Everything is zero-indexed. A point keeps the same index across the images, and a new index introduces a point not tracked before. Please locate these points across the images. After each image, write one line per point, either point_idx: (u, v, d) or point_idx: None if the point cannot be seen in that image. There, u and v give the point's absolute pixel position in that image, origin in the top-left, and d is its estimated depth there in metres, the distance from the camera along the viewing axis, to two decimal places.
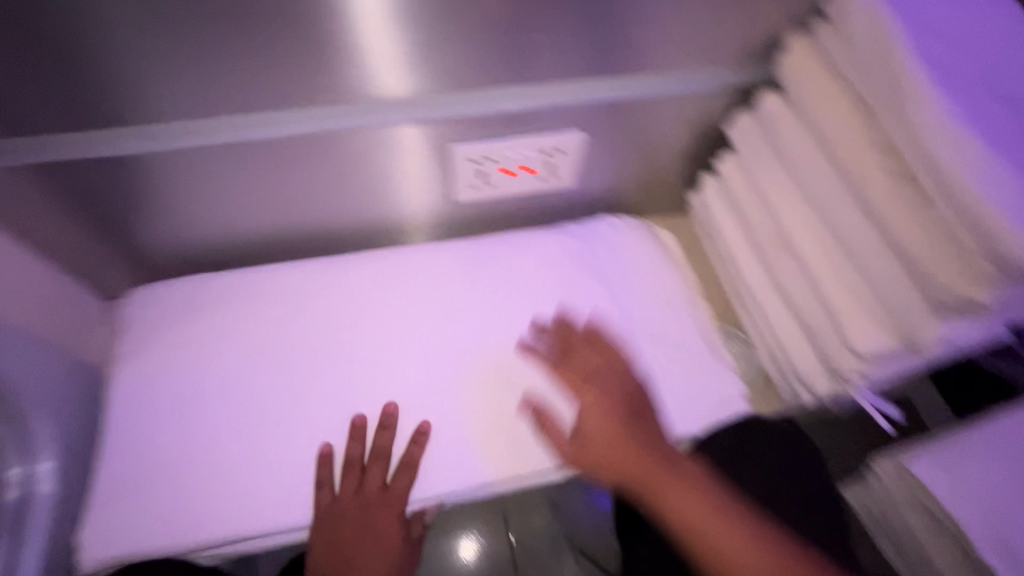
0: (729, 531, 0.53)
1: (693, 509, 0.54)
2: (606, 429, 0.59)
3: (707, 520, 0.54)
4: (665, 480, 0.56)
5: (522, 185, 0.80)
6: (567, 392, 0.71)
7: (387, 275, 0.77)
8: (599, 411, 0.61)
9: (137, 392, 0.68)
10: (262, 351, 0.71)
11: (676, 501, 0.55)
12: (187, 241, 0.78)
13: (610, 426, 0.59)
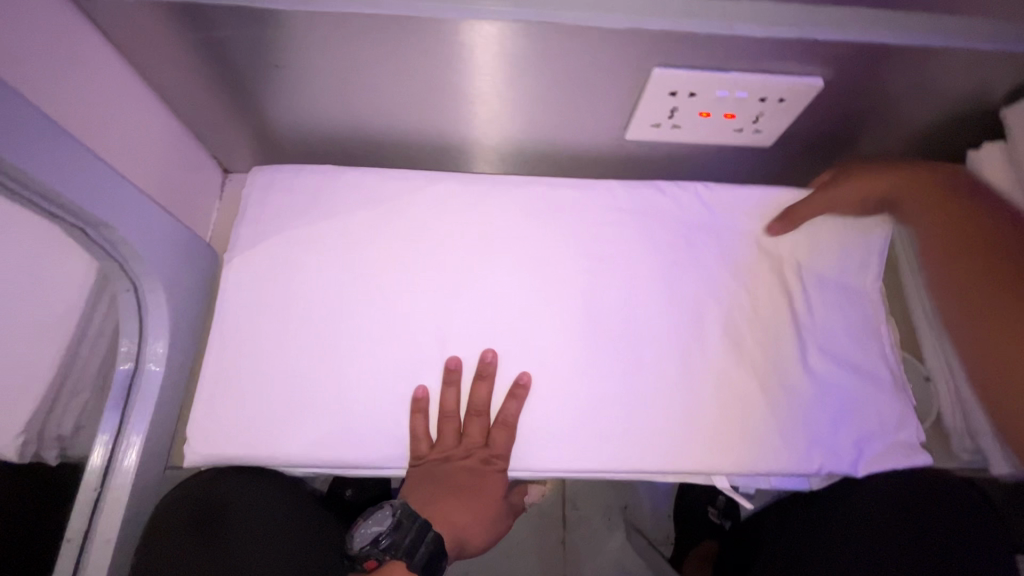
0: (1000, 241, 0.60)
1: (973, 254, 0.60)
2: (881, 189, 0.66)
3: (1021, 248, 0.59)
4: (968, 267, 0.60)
5: (710, 136, 0.66)
6: (701, 374, 0.62)
7: (532, 211, 0.68)
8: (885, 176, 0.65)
9: (249, 283, 0.61)
10: (391, 265, 0.63)
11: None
12: (316, 127, 0.69)
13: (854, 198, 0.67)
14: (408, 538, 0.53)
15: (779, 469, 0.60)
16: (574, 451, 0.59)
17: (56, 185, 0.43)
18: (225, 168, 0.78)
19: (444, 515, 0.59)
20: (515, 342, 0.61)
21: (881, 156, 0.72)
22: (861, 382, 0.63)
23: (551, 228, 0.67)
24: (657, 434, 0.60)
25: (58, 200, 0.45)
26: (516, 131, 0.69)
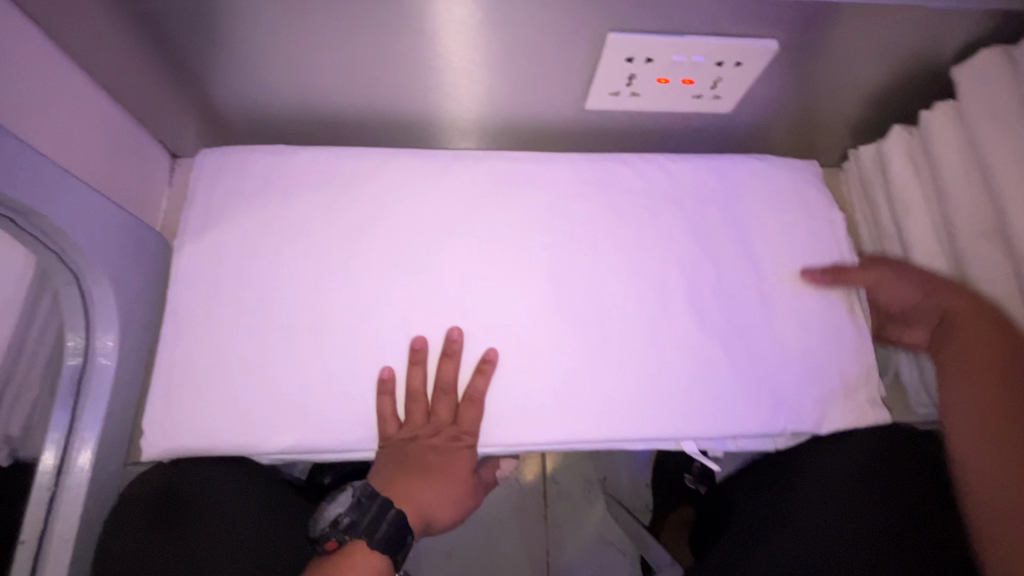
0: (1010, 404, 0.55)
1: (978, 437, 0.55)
2: (919, 299, 0.62)
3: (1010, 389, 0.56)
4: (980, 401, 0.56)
5: (669, 103, 0.65)
6: (666, 342, 0.63)
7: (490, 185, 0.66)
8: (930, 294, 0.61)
9: (202, 271, 0.59)
10: (349, 246, 0.61)
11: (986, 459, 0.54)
12: (265, 106, 0.67)
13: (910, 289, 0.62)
14: (368, 518, 0.53)
15: (743, 430, 0.61)
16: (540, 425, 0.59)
17: None
18: (173, 154, 0.74)
19: (408, 493, 0.58)
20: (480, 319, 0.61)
21: (838, 120, 0.73)
22: (821, 343, 0.65)
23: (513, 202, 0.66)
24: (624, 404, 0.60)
25: None
26: (475, 105, 0.68)
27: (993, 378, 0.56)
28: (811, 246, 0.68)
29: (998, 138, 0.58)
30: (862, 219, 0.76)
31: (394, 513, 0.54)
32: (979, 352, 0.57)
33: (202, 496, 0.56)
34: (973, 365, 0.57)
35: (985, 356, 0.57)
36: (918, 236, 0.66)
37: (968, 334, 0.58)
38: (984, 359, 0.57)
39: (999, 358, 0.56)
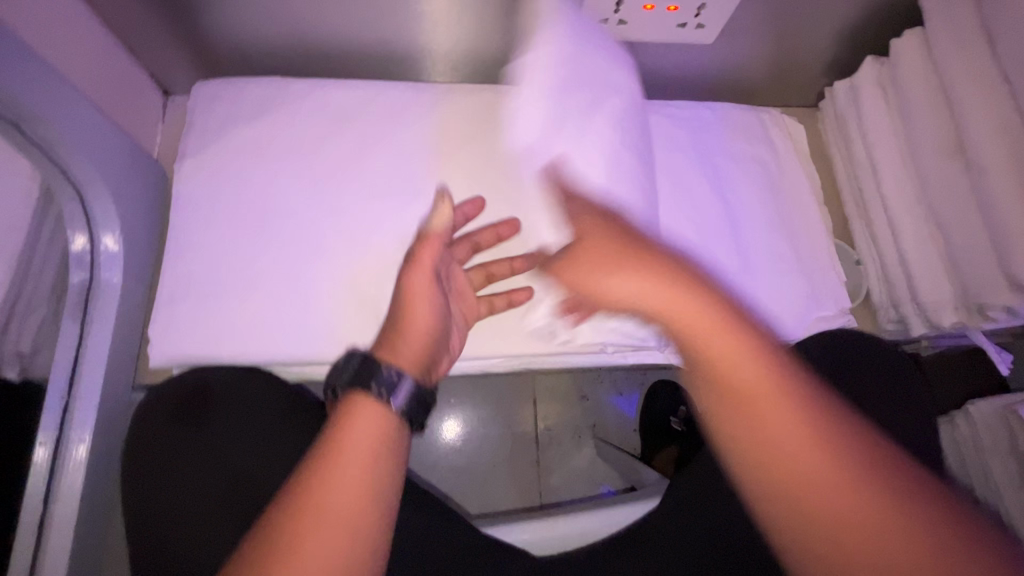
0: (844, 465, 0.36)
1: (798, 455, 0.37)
2: (816, 437, 0.37)
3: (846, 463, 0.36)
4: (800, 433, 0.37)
5: (656, 31, 0.67)
6: None
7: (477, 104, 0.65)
8: (781, 397, 0.38)
9: (202, 194, 0.60)
10: (346, 171, 0.63)
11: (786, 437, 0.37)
12: (256, 37, 0.67)
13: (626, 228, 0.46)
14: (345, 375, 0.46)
15: None
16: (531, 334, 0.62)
17: None
18: (165, 90, 0.74)
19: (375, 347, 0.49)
20: (473, 235, 0.62)
21: (815, 54, 0.76)
22: (790, 261, 0.70)
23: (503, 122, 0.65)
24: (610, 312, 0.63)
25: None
26: (467, 37, 0.69)
27: (825, 494, 0.36)
28: (773, 177, 0.75)
29: (953, 57, 0.61)
30: (836, 150, 0.80)
31: (375, 364, 0.44)
32: (791, 421, 0.37)
33: (218, 400, 0.58)
34: (796, 463, 0.37)
35: (801, 419, 0.37)
36: (886, 160, 0.70)
37: (786, 466, 0.37)
38: (814, 462, 0.36)
39: (810, 441, 0.37)
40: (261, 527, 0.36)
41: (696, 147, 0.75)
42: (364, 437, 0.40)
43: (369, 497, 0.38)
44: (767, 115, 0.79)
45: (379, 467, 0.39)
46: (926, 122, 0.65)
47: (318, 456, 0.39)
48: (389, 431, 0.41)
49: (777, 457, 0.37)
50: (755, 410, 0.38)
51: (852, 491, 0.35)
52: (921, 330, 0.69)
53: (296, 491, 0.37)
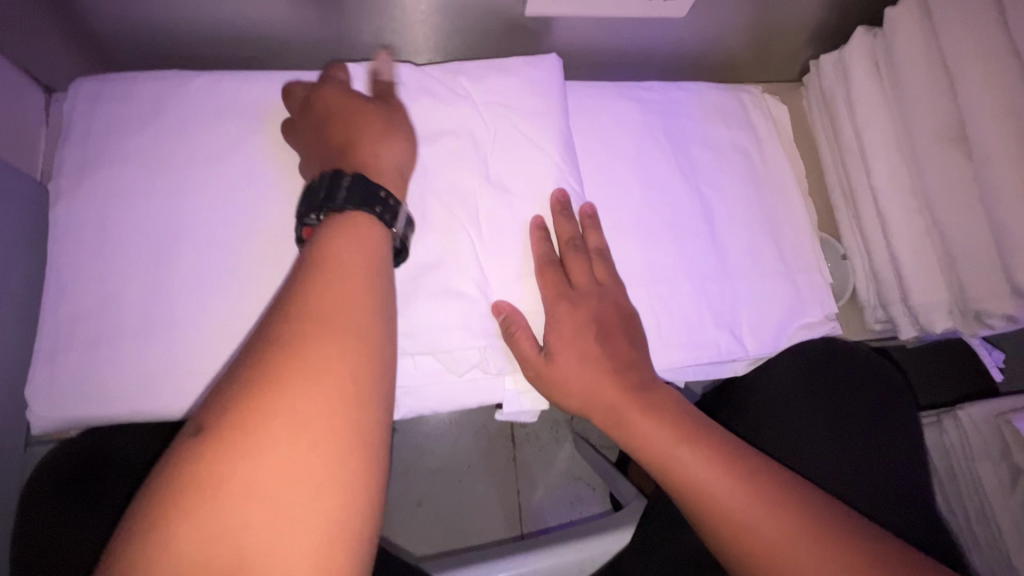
0: (763, 512, 0.46)
1: (764, 524, 0.45)
2: (728, 491, 0.47)
3: (764, 509, 0.46)
4: (756, 505, 0.46)
5: (620, 4, 0.58)
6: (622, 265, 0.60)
7: (398, 87, 0.55)
8: (699, 465, 0.48)
9: (88, 221, 0.51)
10: (260, 184, 0.54)
11: (740, 514, 0.46)
12: (145, 20, 0.55)
13: (581, 353, 0.51)
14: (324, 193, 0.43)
15: (698, 350, 0.60)
16: (443, 373, 0.52)
17: None
18: (47, 88, 0.62)
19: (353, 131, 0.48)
20: None
21: (801, 25, 0.67)
22: (771, 263, 0.64)
23: (433, 112, 0.55)
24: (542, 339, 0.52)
25: None
26: (400, 19, 0.58)
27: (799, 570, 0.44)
28: (750, 167, 0.67)
29: (956, 29, 0.54)
30: (822, 132, 0.72)
31: (361, 180, 0.43)
32: (738, 505, 0.46)
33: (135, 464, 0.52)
34: (755, 536, 0.45)
35: (748, 497, 0.46)
36: (877, 147, 0.63)
37: (746, 536, 0.45)
38: (771, 542, 0.45)
39: (764, 516, 0.45)
40: (230, 392, 0.31)
41: (669, 135, 0.66)
42: (350, 266, 0.38)
43: (362, 346, 0.35)
44: (748, 95, 0.71)
45: (367, 312, 0.37)
46: (922, 105, 0.58)
47: (303, 299, 0.35)
48: (373, 239, 0.41)
49: (737, 538, 0.46)
50: (701, 497, 0.47)
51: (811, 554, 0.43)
52: (911, 333, 0.63)
53: (282, 347, 0.33)
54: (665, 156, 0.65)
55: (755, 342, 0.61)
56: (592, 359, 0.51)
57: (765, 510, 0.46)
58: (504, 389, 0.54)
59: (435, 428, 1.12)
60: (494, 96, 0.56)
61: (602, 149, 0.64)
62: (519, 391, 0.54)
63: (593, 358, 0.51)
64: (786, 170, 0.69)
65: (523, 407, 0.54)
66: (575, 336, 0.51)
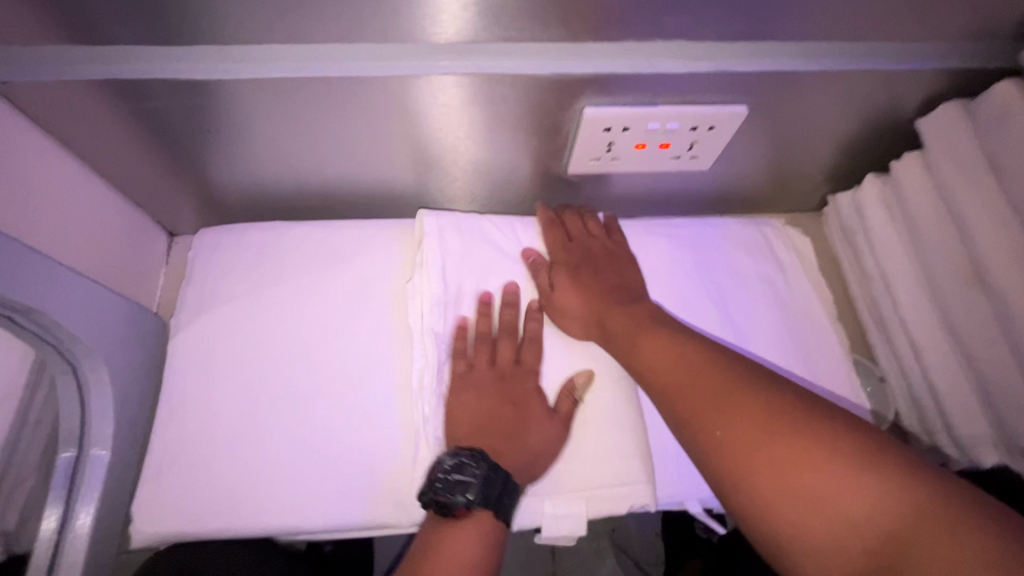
0: (773, 408, 0.44)
1: (764, 433, 0.43)
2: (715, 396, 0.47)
3: (766, 411, 0.44)
4: (754, 415, 0.44)
5: (650, 165, 0.67)
6: None
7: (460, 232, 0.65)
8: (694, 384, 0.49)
9: (197, 351, 0.60)
10: (340, 321, 0.62)
11: (729, 421, 0.45)
12: (258, 186, 0.68)
13: (576, 294, 0.62)
14: (488, 488, 0.51)
15: None
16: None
17: None
18: (170, 233, 0.75)
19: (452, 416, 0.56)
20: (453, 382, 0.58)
21: (814, 168, 0.75)
22: (805, 387, 0.66)
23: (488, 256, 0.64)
24: (612, 415, 0.59)
25: None
26: (464, 180, 0.69)
27: (783, 474, 0.41)
28: (775, 294, 0.72)
29: (958, 184, 0.60)
30: (846, 259, 0.77)
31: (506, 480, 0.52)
32: (737, 422, 0.44)
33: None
34: (727, 433, 0.45)
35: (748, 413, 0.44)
36: (901, 280, 0.67)
37: (745, 443, 0.43)
38: (785, 464, 0.41)
39: (765, 442, 0.42)
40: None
41: (700, 267, 0.73)
42: (455, 561, 0.48)
43: None
44: (771, 228, 0.77)
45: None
46: (938, 247, 0.62)
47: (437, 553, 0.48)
48: (494, 543, 0.50)
49: (745, 474, 0.43)
50: (692, 415, 0.48)
51: (829, 479, 0.39)
52: (961, 465, 0.63)
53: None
54: (698, 287, 0.71)
55: None
56: (588, 286, 0.62)
57: (769, 415, 0.44)
58: (542, 511, 0.56)
59: None
60: None
61: None
62: (560, 513, 0.56)
63: (579, 305, 0.61)
64: (812, 296, 0.73)
65: (562, 531, 0.55)
66: (571, 314, 0.61)
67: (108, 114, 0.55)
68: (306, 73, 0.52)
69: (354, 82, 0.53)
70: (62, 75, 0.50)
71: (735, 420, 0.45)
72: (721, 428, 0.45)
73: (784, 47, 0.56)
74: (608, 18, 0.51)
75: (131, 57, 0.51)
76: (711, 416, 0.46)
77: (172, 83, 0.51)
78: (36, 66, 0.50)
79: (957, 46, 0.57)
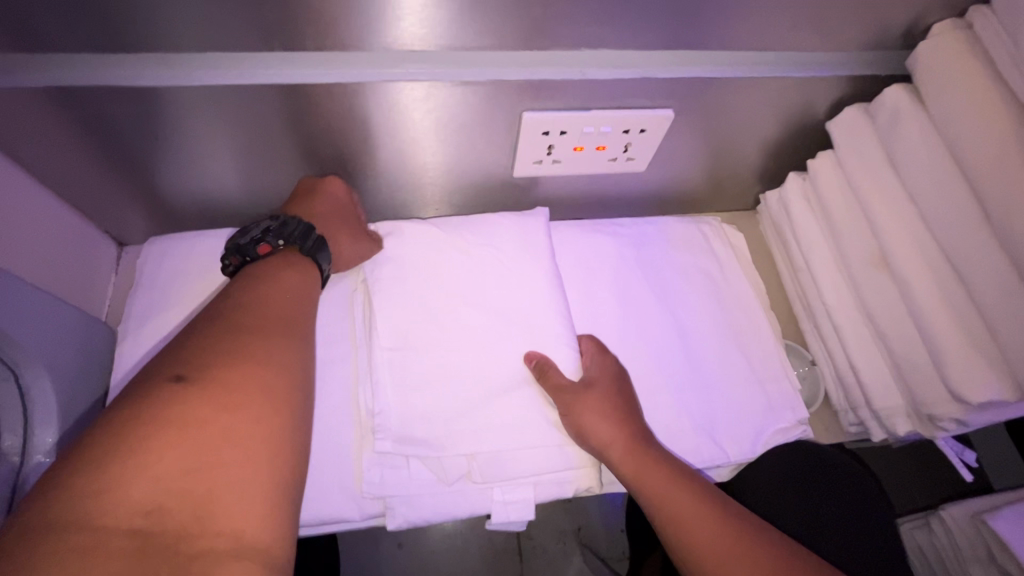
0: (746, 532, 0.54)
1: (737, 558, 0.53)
2: (691, 517, 0.55)
3: (729, 536, 0.54)
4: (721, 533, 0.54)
5: (589, 167, 0.71)
6: None
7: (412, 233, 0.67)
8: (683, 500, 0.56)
9: (148, 356, 0.61)
10: None
11: (701, 537, 0.54)
12: (210, 193, 0.69)
13: (606, 423, 0.58)
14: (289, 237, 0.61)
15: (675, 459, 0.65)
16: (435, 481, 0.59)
17: None
18: (120, 243, 0.75)
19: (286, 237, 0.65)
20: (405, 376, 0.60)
21: (744, 169, 0.81)
22: (740, 371, 0.71)
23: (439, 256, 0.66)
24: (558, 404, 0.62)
25: None
26: (413, 184, 0.72)
27: None
28: (713, 286, 0.77)
29: (864, 178, 0.66)
30: (777, 253, 0.83)
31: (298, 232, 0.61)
32: (709, 540, 0.54)
33: None
34: (699, 549, 0.54)
35: (719, 532, 0.54)
36: (823, 269, 0.72)
37: (709, 555, 0.54)
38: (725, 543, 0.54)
39: (731, 557, 0.53)
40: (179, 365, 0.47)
41: (642, 264, 0.77)
42: (286, 290, 0.57)
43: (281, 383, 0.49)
44: (707, 226, 0.83)
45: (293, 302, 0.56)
46: (850, 237, 0.68)
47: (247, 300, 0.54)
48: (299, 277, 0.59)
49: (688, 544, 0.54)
50: (673, 525, 0.56)
51: (742, 557, 0.53)
52: (882, 437, 0.68)
53: (223, 337, 0.49)
54: (640, 281, 0.75)
55: (730, 446, 0.66)
56: (611, 412, 0.59)
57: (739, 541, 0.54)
58: (491, 497, 0.60)
59: (443, 542, 1.10)
60: (490, 239, 0.68)
61: (584, 277, 0.75)
62: (508, 499, 0.60)
63: (615, 435, 0.58)
64: (747, 287, 0.78)
65: (510, 516, 0.59)
66: (609, 444, 0.58)
67: (51, 122, 0.56)
68: (252, 80, 0.54)
69: (299, 89, 0.55)
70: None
71: (699, 534, 0.54)
72: (689, 539, 0.55)
73: (702, 55, 0.61)
74: (539, 28, 0.55)
75: (74, 64, 0.52)
76: (686, 528, 0.55)
77: (117, 89, 0.52)
78: None
79: (856, 56, 0.64)
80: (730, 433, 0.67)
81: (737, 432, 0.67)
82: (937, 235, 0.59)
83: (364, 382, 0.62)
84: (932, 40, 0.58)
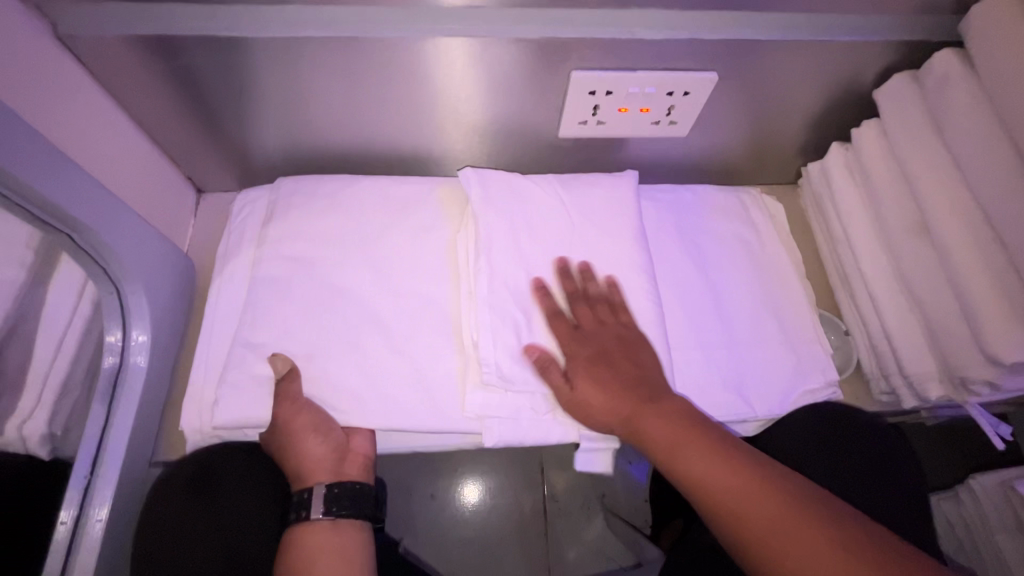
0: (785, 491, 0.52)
1: (776, 520, 0.50)
2: (723, 477, 0.53)
3: (773, 495, 0.52)
4: (763, 498, 0.52)
5: (632, 130, 0.74)
6: None
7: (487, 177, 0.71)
8: (706, 462, 0.55)
9: None
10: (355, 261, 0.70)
11: (740, 499, 0.52)
12: (281, 144, 0.76)
13: (598, 381, 0.60)
14: None
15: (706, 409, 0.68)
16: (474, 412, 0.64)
17: (63, 203, 0.50)
18: (200, 189, 0.83)
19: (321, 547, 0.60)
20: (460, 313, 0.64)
21: (786, 140, 0.82)
22: (771, 333, 0.73)
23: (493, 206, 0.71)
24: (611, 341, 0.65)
25: (60, 215, 0.52)
26: (464, 141, 0.77)
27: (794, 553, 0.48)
28: (749, 251, 0.79)
29: (906, 142, 0.66)
30: (817, 225, 0.84)
31: None
32: (749, 504, 0.52)
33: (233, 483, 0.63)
34: (743, 514, 0.51)
35: (753, 495, 0.52)
36: (861, 235, 0.73)
37: (750, 515, 0.51)
38: (783, 543, 0.49)
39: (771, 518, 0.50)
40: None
41: (680, 227, 0.80)
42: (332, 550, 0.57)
43: None
44: (747, 195, 0.84)
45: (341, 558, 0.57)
46: (891, 205, 0.69)
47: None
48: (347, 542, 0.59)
49: (725, 509, 0.52)
50: (706, 490, 0.54)
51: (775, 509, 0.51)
52: (912, 403, 0.69)
53: None
54: (676, 242, 0.78)
55: (760, 401, 0.68)
56: (601, 375, 0.61)
57: (779, 507, 0.51)
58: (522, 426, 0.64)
59: (470, 497, 1.14)
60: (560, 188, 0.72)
61: None
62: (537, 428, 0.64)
63: (613, 399, 0.60)
64: (784, 254, 0.80)
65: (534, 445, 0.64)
66: (608, 408, 0.60)
67: (151, 70, 0.63)
68: (328, 33, 0.59)
69: (368, 41, 0.60)
70: (113, 30, 0.58)
71: (732, 494, 0.52)
72: (725, 502, 0.52)
73: (750, 18, 0.63)
74: None
75: (175, 16, 0.58)
76: (720, 487, 0.53)
77: (210, 39, 0.59)
78: (96, 23, 0.57)
79: (906, 21, 0.64)
80: (758, 388, 0.69)
81: (768, 388, 0.69)
82: (981, 200, 0.60)
83: (413, 318, 0.68)
84: (986, 2, 0.58)
